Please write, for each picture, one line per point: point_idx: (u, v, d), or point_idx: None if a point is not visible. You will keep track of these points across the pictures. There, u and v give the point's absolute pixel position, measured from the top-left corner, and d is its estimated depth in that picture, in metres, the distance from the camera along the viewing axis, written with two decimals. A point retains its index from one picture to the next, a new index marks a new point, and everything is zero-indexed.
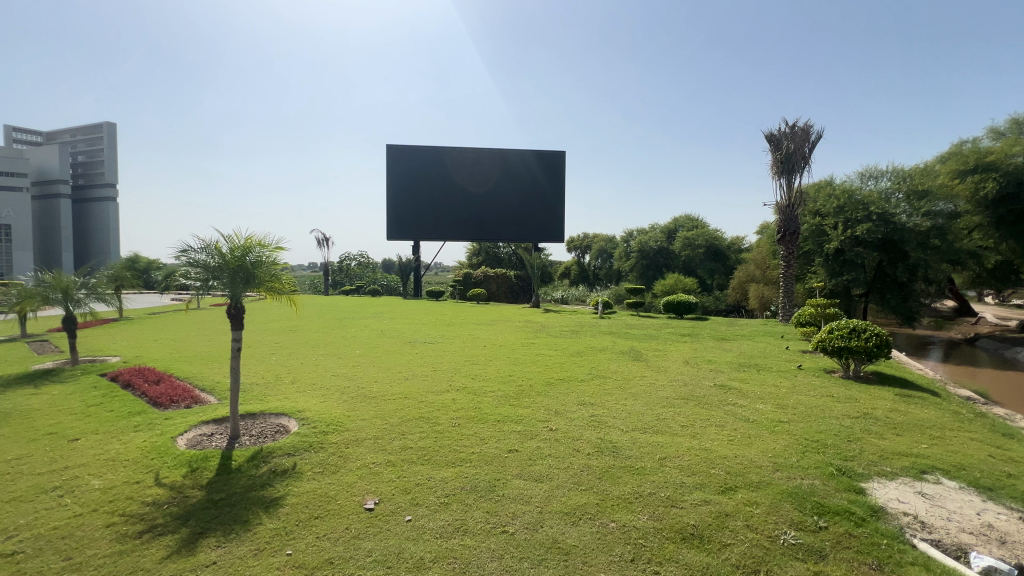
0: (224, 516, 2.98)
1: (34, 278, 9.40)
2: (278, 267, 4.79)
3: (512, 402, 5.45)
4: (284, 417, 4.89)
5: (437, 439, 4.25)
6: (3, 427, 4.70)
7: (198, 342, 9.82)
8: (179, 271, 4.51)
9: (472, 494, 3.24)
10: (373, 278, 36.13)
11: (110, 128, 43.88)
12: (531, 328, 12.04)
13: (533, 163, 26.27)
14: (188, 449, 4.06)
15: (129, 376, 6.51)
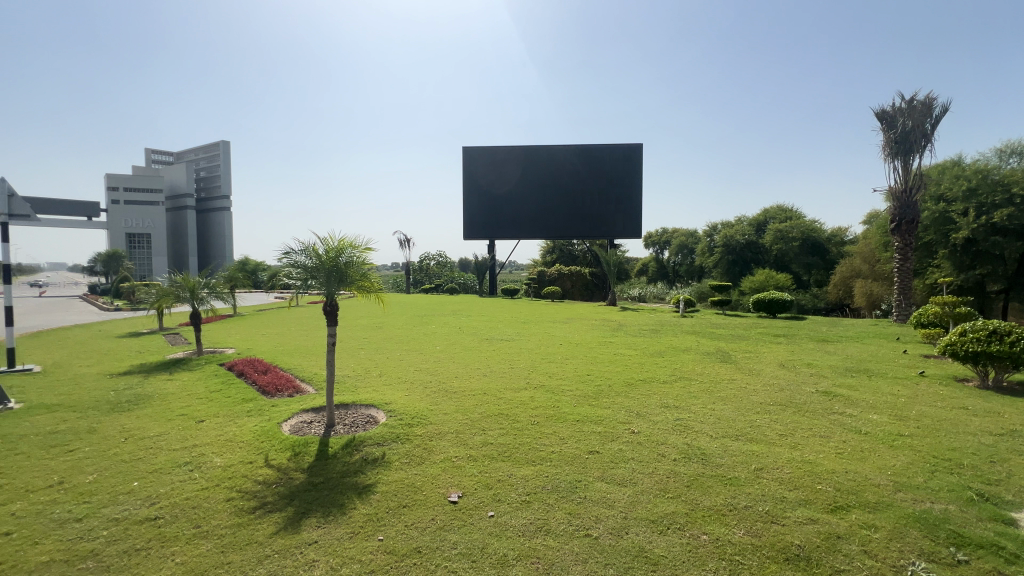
0: (323, 499, 3.20)
1: (169, 278, 10.81)
2: (366, 267, 5.06)
3: (590, 402, 5.34)
4: (374, 409, 5.17)
5: (517, 437, 4.28)
6: (146, 407, 5.48)
7: (299, 336, 10.77)
8: (283, 272, 4.91)
9: (553, 494, 3.21)
10: (451, 277, 37.49)
11: (224, 146, 49.47)
12: (608, 327, 11.74)
13: (610, 158, 25.54)
14: (291, 434, 4.45)
15: (242, 366, 7.29)
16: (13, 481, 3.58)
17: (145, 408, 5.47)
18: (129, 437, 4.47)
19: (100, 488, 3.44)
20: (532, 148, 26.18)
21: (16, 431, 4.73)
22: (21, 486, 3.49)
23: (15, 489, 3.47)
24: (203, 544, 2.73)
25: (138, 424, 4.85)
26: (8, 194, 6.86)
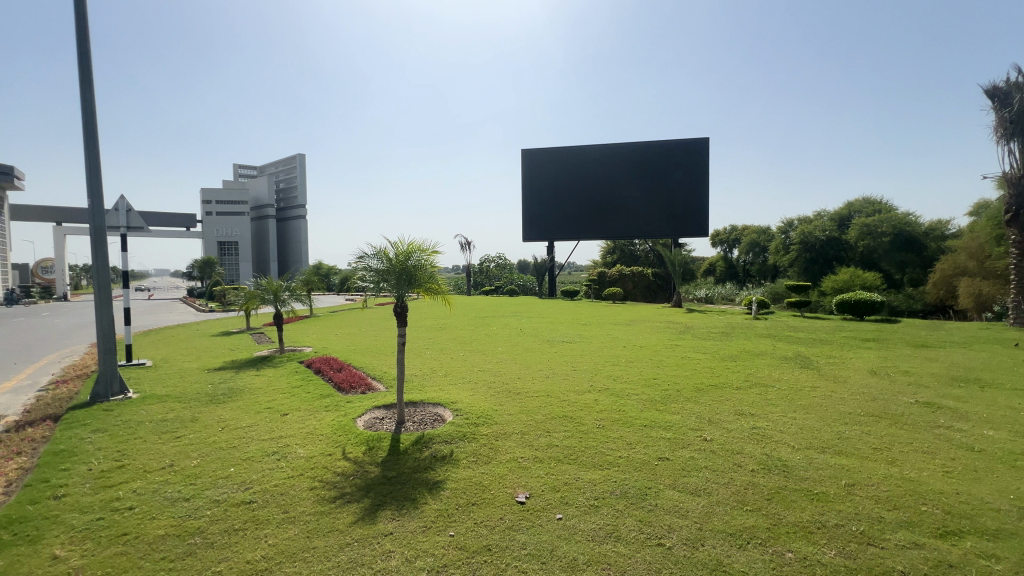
0: (397, 493, 3.34)
1: (255, 282, 11.79)
2: (434, 269, 5.23)
3: (658, 407, 5.17)
4: (440, 408, 5.33)
5: (583, 440, 4.23)
6: (238, 400, 6.00)
7: (369, 336, 11.33)
8: (357, 275, 5.19)
9: (623, 500, 3.13)
10: (511, 278, 37.85)
11: (301, 159, 53.15)
12: (673, 330, 11.30)
13: (673, 154, 24.67)
14: (366, 429, 4.69)
15: (319, 364, 7.79)
16: (134, 462, 4.06)
17: (237, 400, 5.99)
18: (226, 426, 4.92)
19: (203, 471, 3.81)
20: (592, 148, 26.02)
21: (134, 418, 5.36)
22: (140, 466, 3.95)
23: (135, 468, 3.93)
24: (291, 528, 2.93)
25: (232, 415, 5.32)
26: (127, 208, 7.79)
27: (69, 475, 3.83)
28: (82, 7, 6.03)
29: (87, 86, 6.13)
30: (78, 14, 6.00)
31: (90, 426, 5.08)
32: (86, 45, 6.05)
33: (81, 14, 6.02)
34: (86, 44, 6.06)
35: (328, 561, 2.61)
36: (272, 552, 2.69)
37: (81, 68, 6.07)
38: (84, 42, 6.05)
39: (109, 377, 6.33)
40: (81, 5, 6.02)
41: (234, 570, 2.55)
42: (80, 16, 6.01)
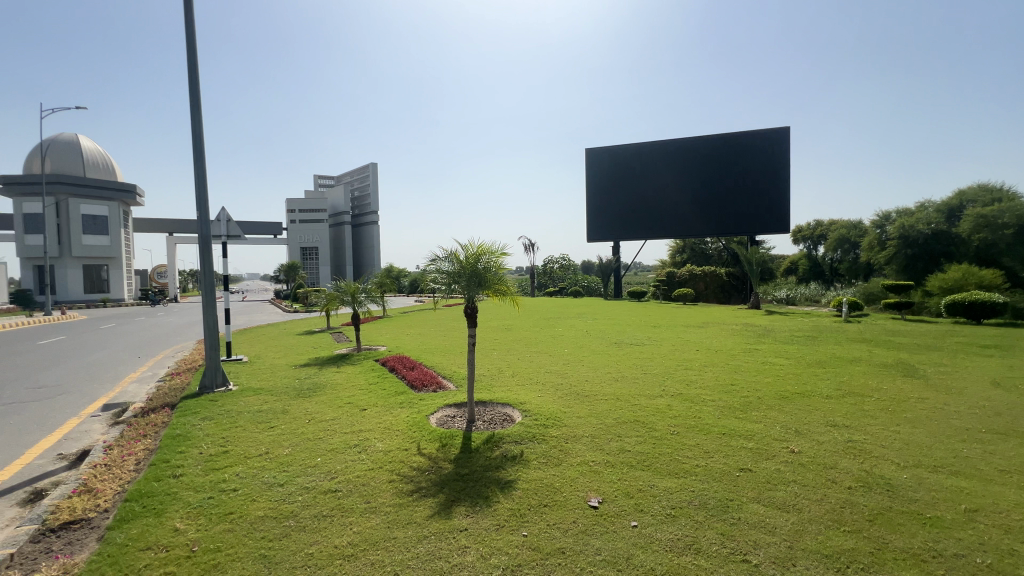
0: (470, 490, 3.42)
1: (335, 285, 12.61)
2: (502, 271, 5.31)
3: (737, 414, 4.89)
4: (510, 408, 5.39)
5: (656, 446, 4.09)
6: (322, 395, 6.44)
7: (438, 336, 11.70)
8: (430, 277, 5.37)
9: (702, 511, 2.99)
10: (575, 279, 37.52)
11: (373, 168, 56.10)
12: (752, 333, 10.61)
13: (750, 146, 23.29)
14: (439, 426, 4.85)
15: (393, 362, 8.17)
16: (236, 448, 4.49)
17: (321, 395, 6.43)
18: (312, 419, 5.30)
19: (294, 459, 4.13)
20: (661, 144, 25.30)
21: (235, 408, 5.92)
22: (241, 453, 4.35)
23: (237, 454, 4.34)
24: (373, 517, 3.10)
25: (317, 409, 5.72)
26: (227, 219, 8.64)
27: (184, 457, 4.31)
28: (193, 42, 6.80)
29: (197, 111, 6.89)
30: (189, 48, 6.78)
31: (199, 414, 5.68)
32: (196, 75, 6.82)
33: (192, 48, 6.79)
34: (196, 74, 6.82)
35: (407, 551, 2.72)
36: (356, 539, 2.85)
37: (192, 96, 6.84)
38: (195, 73, 6.81)
39: (214, 371, 7.04)
40: (192, 40, 6.79)
41: (324, 553, 2.73)
42: (191, 50, 6.78)
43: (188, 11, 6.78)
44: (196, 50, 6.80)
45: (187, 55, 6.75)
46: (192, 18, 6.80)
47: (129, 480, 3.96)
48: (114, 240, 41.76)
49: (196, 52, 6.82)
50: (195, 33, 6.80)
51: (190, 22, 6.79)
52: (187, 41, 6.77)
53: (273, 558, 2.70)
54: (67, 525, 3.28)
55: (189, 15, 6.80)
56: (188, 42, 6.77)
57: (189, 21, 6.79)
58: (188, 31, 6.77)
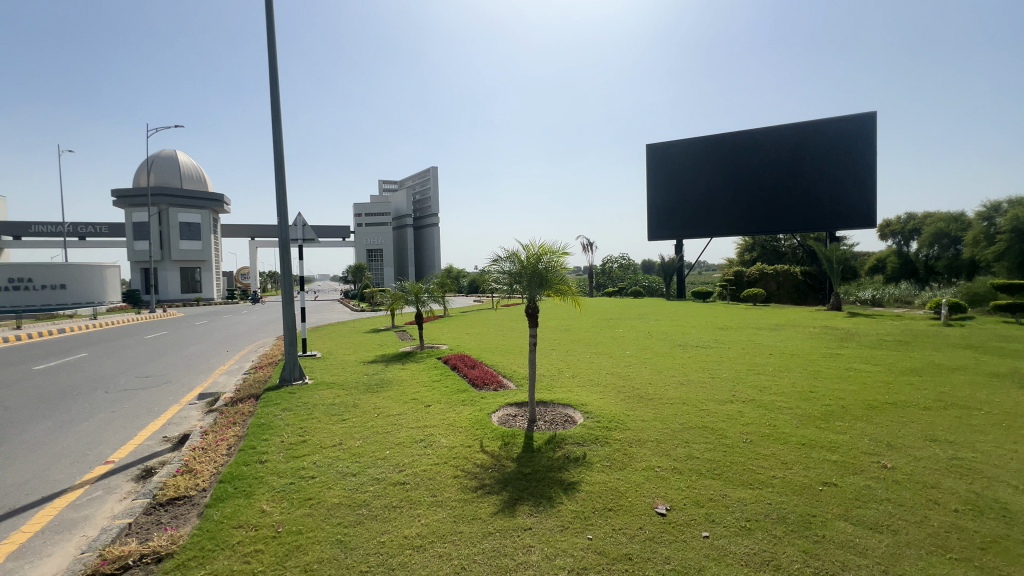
0: (533, 489, 3.43)
1: (400, 284, 13.13)
2: (563, 271, 5.28)
3: (818, 423, 4.54)
4: (571, 409, 5.35)
5: (726, 454, 3.89)
6: (389, 390, 6.73)
7: (497, 336, 11.85)
8: (491, 278, 5.44)
9: (781, 526, 2.80)
10: (635, 279, 36.58)
11: (434, 172, 57.85)
12: (833, 336, 9.82)
13: (830, 135, 21.53)
14: (500, 425, 4.91)
15: (455, 360, 8.38)
16: (313, 438, 4.79)
17: (388, 391, 6.72)
18: (381, 413, 5.55)
19: (365, 451, 4.34)
20: (729, 137, 24.15)
21: (311, 401, 6.32)
22: (317, 442, 4.64)
23: (314, 444, 4.63)
24: (440, 511, 3.19)
25: (385, 404, 5.98)
26: (303, 224, 9.25)
27: (269, 444, 4.67)
28: (273, 60, 7.34)
29: (277, 124, 7.44)
30: (271, 66, 7.33)
31: (280, 405, 6.12)
32: (277, 91, 7.36)
33: (273, 66, 7.34)
34: (276, 90, 7.37)
35: (473, 547, 2.77)
36: (424, 531, 2.95)
37: (273, 110, 7.39)
38: (276, 88, 7.36)
39: (292, 365, 7.56)
40: (272, 58, 7.34)
41: (394, 542, 2.85)
42: (272, 67, 7.33)
43: (269, 32, 7.34)
44: (276, 68, 7.34)
45: (270, 73, 7.30)
46: (273, 37, 7.35)
47: (222, 463, 4.34)
48: (206, 245, 46.02)
49: (276, 69, 7.36)
50: (276, 52, 7.35)
51: (272, 42, 7.34)
52: (269, 59, 7.32)
53: (349, 543, 2.85)
54: (172, 501, 3.66)
55: (271, 35, 7.35)
56: (270, 60, 7.31)
57: (271, 41, 7.35)
58: (270, 51, 7.32)
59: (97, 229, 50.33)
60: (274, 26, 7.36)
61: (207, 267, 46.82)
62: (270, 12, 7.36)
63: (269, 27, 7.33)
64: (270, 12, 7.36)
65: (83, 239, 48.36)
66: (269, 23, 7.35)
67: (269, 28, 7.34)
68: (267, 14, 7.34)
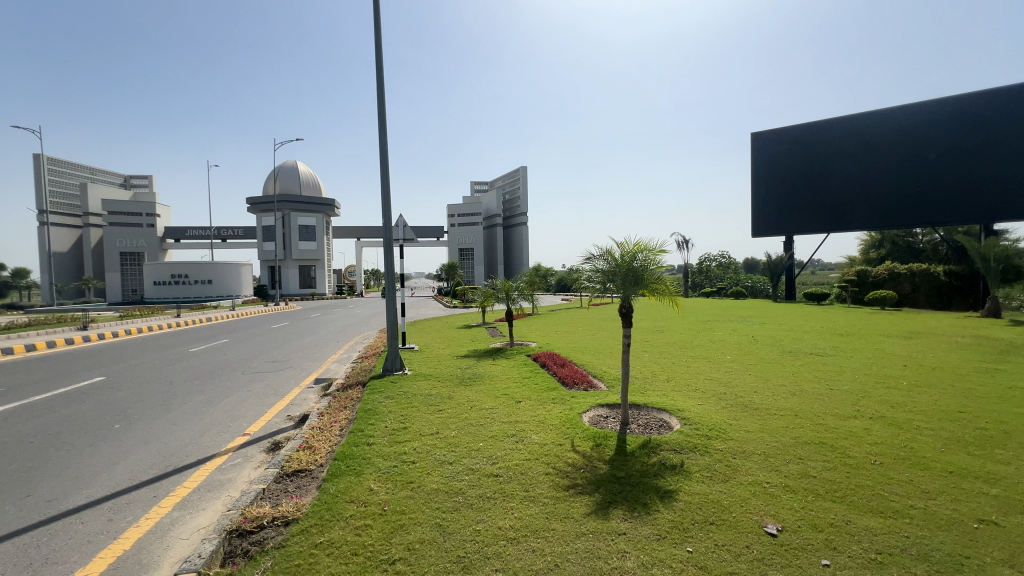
0: (627, 494, 3.34)
1: (491, 282, 13.51)
2: (660, 269, 5.07)
3: (968, 449, 3.88)
4: (666, 414, 5.11)
5: (850, 475, 3.47)
6: (482, 384, 6.96)
7: (587, 335, 11.70)
8: (583, 276, 5.36)
9: (922, 564, 2.43)
10: (735, 278, 34.00)
11: (523, 172, 58.57)
12: (990, 348, 8.29)
13: (986, 109, 18.63)
14: (591, 425, 4.85)
15: (545, 358, 8.42)
16: (412, 425, 5.11)
17: (481, 385, 6.94)
18: (474, 406, 5.75)
19: (460, 442, 4.53)
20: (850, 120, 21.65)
21: (410, 390, 6.75)
22: (416, 430, 4.94)
23: (414, 431, 4.93)
24: (532, 506, 3.22)
25: (478, 397, 6.19)
26: (404, 224, 9.87)
27: (374, 428, 5.07)
28: (380, 72, 7.93)
29: (383, 132, 8.02)
30: (378, 78, 7.92)
31: (383, 393, 6.61)
32: (383, 101, 7.95)
33: (380, 78, 7.92)
34: (383, 100, 7.95)
35: (566, 545, 2.76)
36: (517, 524, 3.00)
37: (379, 118, 7.97)
38: (382, 99, 7.94)
39: (393, 356, 8.11)
40: (379, 71, 7.92)
41: (489, 532, 2.93)
42: (379, 79, 7.91)
43: (377, 47, 7.93)
44: (383, 79, 7.91)
45: (376, 85, 7.89)
46: (380, 51, 7.94)
47: (336, 442, 4.79)
48: (319, 245, 51.08)
49: (383, 80, 7.94)
50: (383, 64, 7.92)
51: (380, 56, 7.94)
52: (376, 73, 7.91)
53: (447, 528, 2.99)
54: (296, 472, 4.12)
55: (379, 50, 7.94)
56: (377, 74, 7.91)
57: (378, 55, 7.94)
58: (377, 65, 7.91)
59: (235, 232, 58.23)
60: (381, 42, 7.94)
61: (321, 265, 51.98)
62: (378, 27, 7.95)
63: (376, 43, 7.93)
64: (378, 28, 7.95)
65: (225, 241, 56.24)
66: (378, 38, 7.94)
67: (377, 44, 7.94)
68: (375, 30, 7.94)
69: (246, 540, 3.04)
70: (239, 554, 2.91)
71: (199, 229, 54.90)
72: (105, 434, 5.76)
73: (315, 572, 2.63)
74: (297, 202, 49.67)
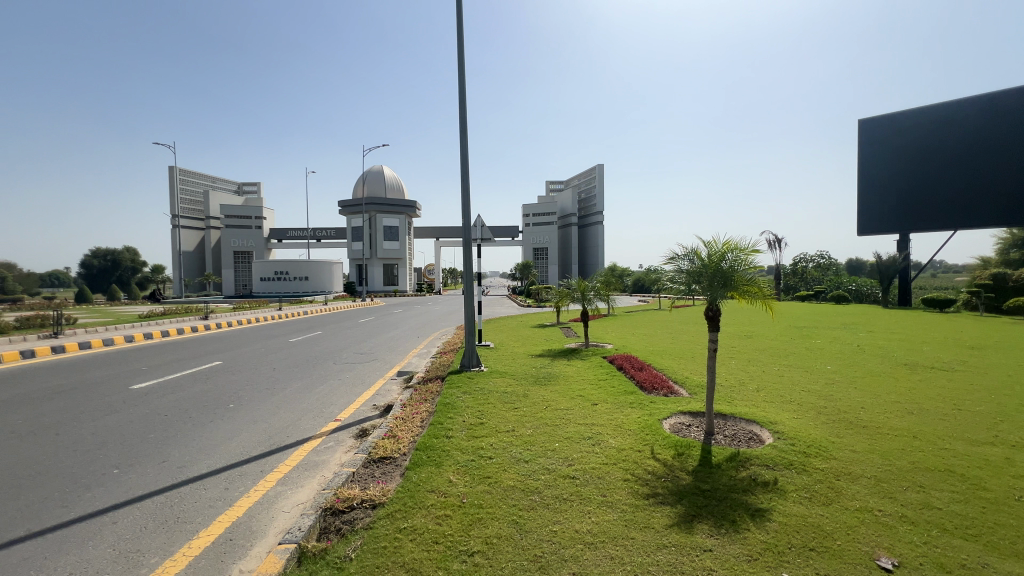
0: (713, 508, 3.14)
1: (566, 282, 13.39)
2: (751, 270, 4.74)
3: None
4: (756, 426, 4.75)
5: (987, 511, 2.99)
6: (557, 385, 6.92)
7: (667, 339, 11.22)
8: (665, 276, 5.14)
9: None
10: (837, 281, 30.83)
11: (599, 170, 57.59)
12: None
13: None
14: (673, 433, 4.64)
15: (622, 360, 8.20)
16: (489, 422, 5.20)
17: (555, 385, 6.90)
18: (549, 406, 5.74)
19: (536, 441, 4.53)
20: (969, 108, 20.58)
21: (486, 387, 6.88)
22: (493, 426, 5.02)
23: (490, 427, 5.02)
24: (610, 512, 3.14)
25: (553, 397, 6.16)
26: (482, 224, 10.10)
27: (453, 422, 5.23)
28: (462, 76, 8.18)
29: (464, 133, 8.26)
30: (460, 82, 8.17)
31: (461, 388, 6.81)
32: (464, 103, 8.19)
33: (462, 83, 8.17)
34: (464, 102, 8.20)
35: (647, 556, 2.66)
36: (594, 529, 2.95)
37: (460, 120, 8.22)
38: (464, 102, 8.19)
39: (470, 353, 8.32)
40: (462, 75, 8.17)
41: (565, 535, 2.90)
42: (460, 83, 8.16)
43: (460, 52, 8.19)
44: (465, 83, 8.16)
45: (457, 89, 8.16)
46: (462, 55, 8.19)
47: (417, 433, 5.02)
48: (402, 245, 53.86)
49: (465, 84, 8.18)
50: (464, 67, 8.16)
51: (462, 61, 8.19)
52: (457, 77, 8.17)
53: (524, 526, 3.01)
54: (381, 459, 4.37)
55: (461, 54, 8.20)
56: (459, 78, 8.16)
57: (460, 59, 8.19)
58: (459, 70, 8.17)
59: (328, 233, 63.15)
60: (463, 47, 8.19)
61: (402, 264, 54.80)
62: (461, 33, 8.22)
63: (459, 48, 8.19)
64: (461, 33, 8.21)
65: (320, 241, 61.21)
66: (460, 42, 8.20)
67: (460, 49, 8.19)
68: (458, 36, 8.21)
69: (339, 518, 3.27)
70: (332, 531, 3.13)
71: (298, 230, 60.24)
72: (222, 412, 6.51)
73: (400, 555, 2.76)
74: (383, 204, 52.81)
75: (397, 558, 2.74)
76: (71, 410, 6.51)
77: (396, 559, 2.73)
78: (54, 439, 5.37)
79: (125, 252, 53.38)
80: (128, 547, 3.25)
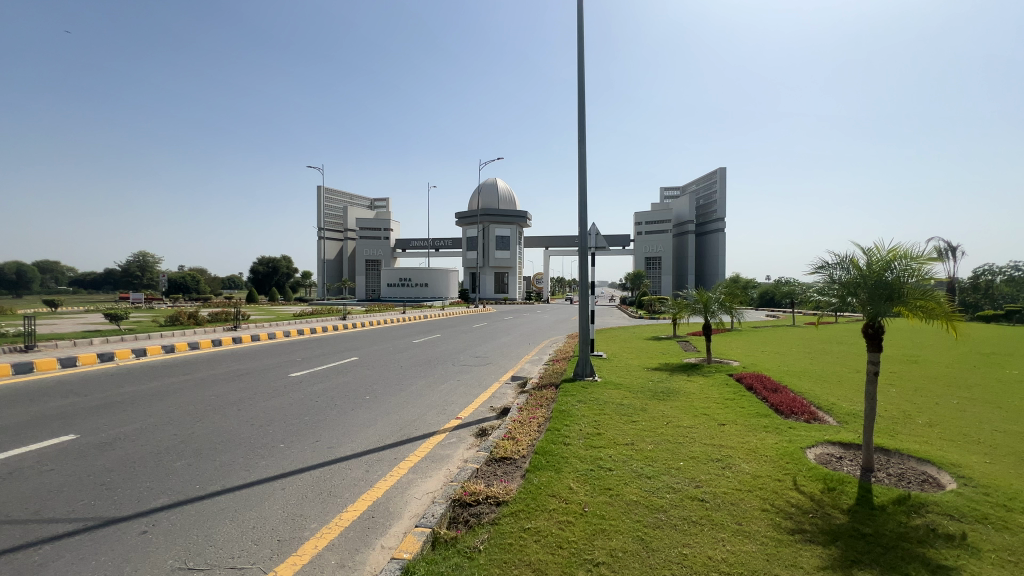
0: (879, 556, 2.72)
1: (686, 293, 12.61)
2: (928, 283, 4.05)
3: None
4: (931, 467, 4.00)
5: None
6: (677, 401, 6.55)
7: (805, 359, 9.99)
8: (811, 289, 4.59)
9: None
10: None
11: (722, 173, 53.71)
12: None
13: None
14: (819, 464, 4.13)
15: (752, 380, 7.48)
16: (607, 433, 5.10)
17: (676, 401, 6.54)
18: (671, 422, 5.45)
19: (658, 457, 4.33)
20: None
21: (601, 397, 6.77)
22: (611, 438, 4.91)
23: (608, 438, 4.92)
24: (748, 543, 2.88)
25: (674, 414, 5.84)
26: (596, 232, 10.00)
27: (570, 430, 5.23)
28: (581, 89, 8.25)
29: (582, 141, 8.31)
30: (578, 93, 8.25)
31: (576, 397, 6.78)
32: (583, 112, 8.23)
33: (581, 93, 8.24)
34: (583, 114, 8.25)
35: None
36: (731, 559, 2.73)
37: (580, 128, 8.28)
38: (582, 113, 8.24)
39: (584, 362, 8.25)
40: (581, 88, 8.24)
41: (697, 559, 2.73)
42: (579, 95, 8.23)
43: (579, 62, 8.28)
44: (584, 92, 8.21)
45: (577, 98, 8.25)
46: (581, 67, 8.27)
47: (535, 437, 5.12)
48: (513, 254, 55.75)
49: (583, 94, 8.24)
50: (584, 80, 8.23)
51: (581, 72, 8.26)
52: (577, 87, 8.27)
53: (650, 544, 2.90)
54: (502, 459, 4.52)
55: (581, 66, 8.28)
56: (578, 90, 8.24)
57: (580, 71, 8.27)
58: (578, 82, 8.25)
59: (446, 243, 67.55)
60: (583, 58, 8.27)
61: (513, 272, 56.41)
62: (581, 44, 8.30)
63: (578, 60, 8.27)
64: (581, 46, 8.29)
65: (439, 251, 65.93)
66: (580, 56, 8.29)
67: (579, 60, 8.27)
68: (580, 46, 8.31)
69: (467, 510, 3.46)
70: (461, 521, 3.33)
71: (420, 242, 65.63)
72: (359, 403, 7.28)
73: (526, 554, 2.83)
74: (496, 215, 55.15)
75: (523, 556, 2.81)
76: (246, 391, 7.82)
77: (523, 557, 2.80)
78: (235, 414, 6.46)
79: (284, 260, 62.56)
80: (294, 511, 3.78)
